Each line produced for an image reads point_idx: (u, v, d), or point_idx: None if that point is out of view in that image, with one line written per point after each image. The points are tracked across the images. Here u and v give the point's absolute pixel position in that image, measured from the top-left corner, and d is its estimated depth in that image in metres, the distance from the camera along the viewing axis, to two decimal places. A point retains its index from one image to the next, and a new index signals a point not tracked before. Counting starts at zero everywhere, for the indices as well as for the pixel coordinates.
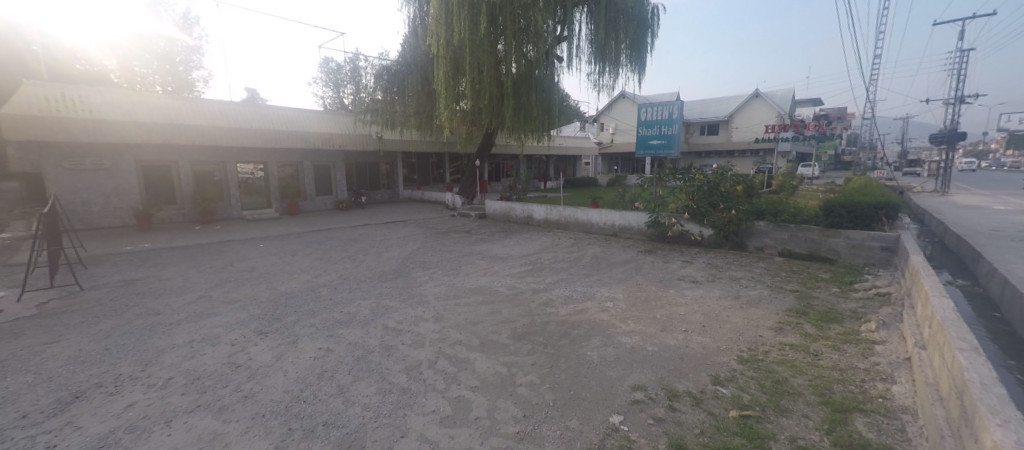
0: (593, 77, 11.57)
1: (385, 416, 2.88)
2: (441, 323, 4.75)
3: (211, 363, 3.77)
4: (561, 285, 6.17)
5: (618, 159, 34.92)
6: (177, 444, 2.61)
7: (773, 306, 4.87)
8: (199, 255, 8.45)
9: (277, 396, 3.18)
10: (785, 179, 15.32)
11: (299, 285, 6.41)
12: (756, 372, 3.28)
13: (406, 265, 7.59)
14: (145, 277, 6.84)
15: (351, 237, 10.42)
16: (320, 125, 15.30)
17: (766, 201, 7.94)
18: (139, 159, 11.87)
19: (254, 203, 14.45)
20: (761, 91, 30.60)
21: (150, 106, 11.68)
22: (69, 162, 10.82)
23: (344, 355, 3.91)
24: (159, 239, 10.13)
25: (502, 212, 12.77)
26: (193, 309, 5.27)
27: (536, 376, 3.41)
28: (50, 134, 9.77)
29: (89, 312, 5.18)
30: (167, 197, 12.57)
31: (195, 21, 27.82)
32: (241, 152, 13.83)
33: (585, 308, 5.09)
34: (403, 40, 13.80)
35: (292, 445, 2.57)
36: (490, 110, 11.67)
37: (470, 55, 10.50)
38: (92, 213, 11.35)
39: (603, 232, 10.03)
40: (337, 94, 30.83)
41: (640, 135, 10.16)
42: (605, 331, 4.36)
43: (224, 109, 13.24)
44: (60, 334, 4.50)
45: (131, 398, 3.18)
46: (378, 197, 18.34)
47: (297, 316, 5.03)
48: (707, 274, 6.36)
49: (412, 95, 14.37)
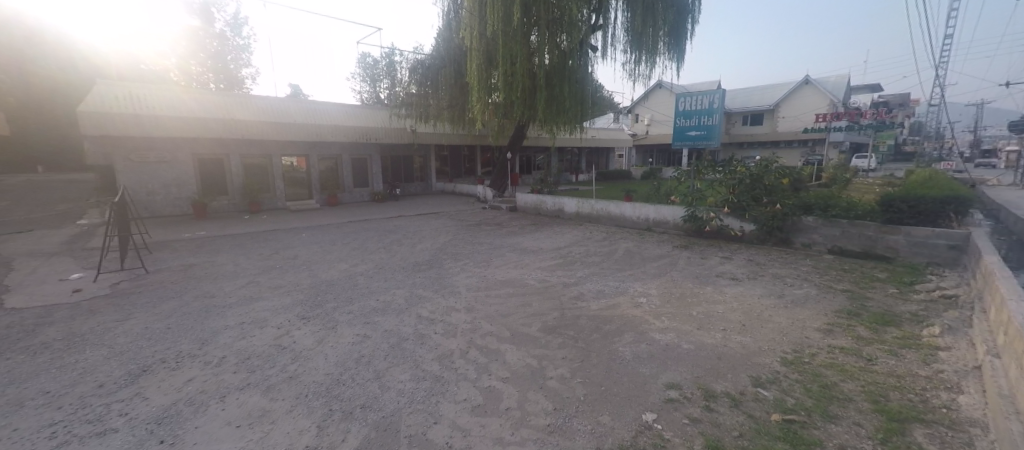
0: (628, 67, 11.25)
1: (419, 402, 2.97)
2: (473, 314, 4.81)
3: (260, 344, 4.02)
4: (593, 279, 6.09)
5: (654, 151, 33.84)
6: (229, 418, 2.80)
7: (820, 306, 4.59)
8: (248, 243, 9.00)
9: (318, 378, 3.35)
10: (837, 172, 14.31)
11: (338, 273, 6.69)
12: (801, 376, 3.11)
13: (439, 256, 7.74)
14: (200, 262, 7.37)
15: (386, 228, 10.75)
16: (359, 119, 15.81)
17: (815, 195, 7.45)
18: (195, 153, 12.71)
19: (298, 195, 15.20)
20: (812, 78, 28.64)
21: (205, 104, 12.49)
22: (135, 155, 11.78)
23: (380, 342, 4.05)
24: (212, 227, 10.85)
25: (533, 205, 12.72)
26: (243, 293, 5.64)
27: (567, 369, 3.40)
28: (117, 129, 10.64)
29: (153, 294, 5.64)
30: (221, 188, 13.39)
31: (243, 23, 29.59)
32: (285, 146, 14.51)
33: (618, 304, 5.00)
34: (437, 34, 14.00)
35: (332, 425, 2.70)
36: (522, 102, 11.59)
37: (503, 47, 10.44)
38: (155, 203, 12.32)
39: (637, 226, 9.78)
40: (373, 89, 31.69)
41: (678, 126, 9.80)
42: (638, 327, 4.27)
43: (271, 105, 13.94)
44: (129, 312, 4.95)
45: (190, 374, 3.44)
46: (412, 189, 18.75)
47: (336, 303, 5.27)
48: (748, 272, 6.08)
49: (445, 89, 14.54)
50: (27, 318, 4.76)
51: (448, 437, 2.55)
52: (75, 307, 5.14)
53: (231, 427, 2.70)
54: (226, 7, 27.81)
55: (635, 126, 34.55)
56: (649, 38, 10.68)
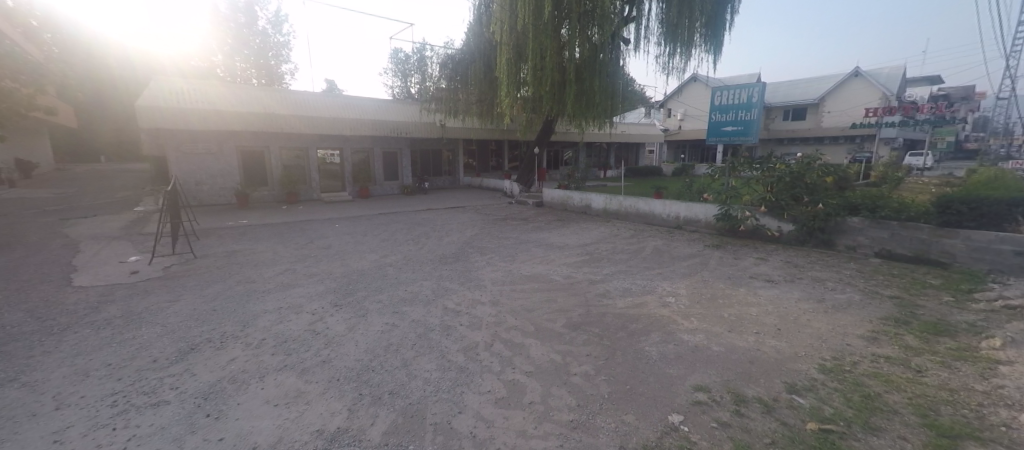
0: (662, 60, 10.97)
1: (444, 391, 3.04)
2: (498, 307, 4.86)
3: (296, 329, 4.23)
4: (620, 277, 6.00)
5: (686, 146, 32.78)
6: (268, 397, 2.97)
7: (864, 313, 4.34)
8: (286, 233, 9.44)
9: (349, 364, 3.49)
10: (888, 170, 13.41)
11: (368, 263, 6.92)
12: (842, 384, 2.95)
13: (465, 250, 7.84)
14: (242, 249, 7.80)
15: (415, 221, 10.99)
16: (390, 114, 16.15)
17: (863, 194, 7.01)
18: (238, 145, 13.38)
19: (332, 187, 15.73)
20: (863, 69, 26.81)
21: (248, 100, 13.14)
22: (186, 147, 12.55)
23: (408, 332, 4.16)
24: (253, 216, 11.43)
25: (560, 200, 12.63)
26: (281, 280, 5.93)
27: (591, 366, 3.38)
28: (167, 122, 11.30)
29: (200, 277, 6.03)
30: (261, 179, 14.04)
31: (284, 20, 30.80)
32: (321, 139, 15.00)
33: (645, 302, 4.91)
34: (468, 29, 14.10)
35: (362, 409, 2.81)
36: (551, 97, 11.47)
37: (533, 41, 10.36)
38: (202, 191, 13.09)
39: (667, 224, 9.55)
40: (405, 84, 32.36)
41: (712, 121, 9.47)
42: (666, 327, 4.18)
43: (308, 101, 14.50)
44: (179, 294, 5.31)
45: (233, 354, 3.66)
46: (440, 183, 19.07)
47: (366, 292, 5.45)
48: (785, 274, 5.82)
49: (475, 84, 14.64)
50: (92, 296, 5.19)
51: (472, 427, 2.60)
52: (132, 287, 5.57)
53: (269, 405, 2.86)
54: (268, 6, 28.98)
55: (667, 121, 33.59)
56: (685, 30, 10.36)
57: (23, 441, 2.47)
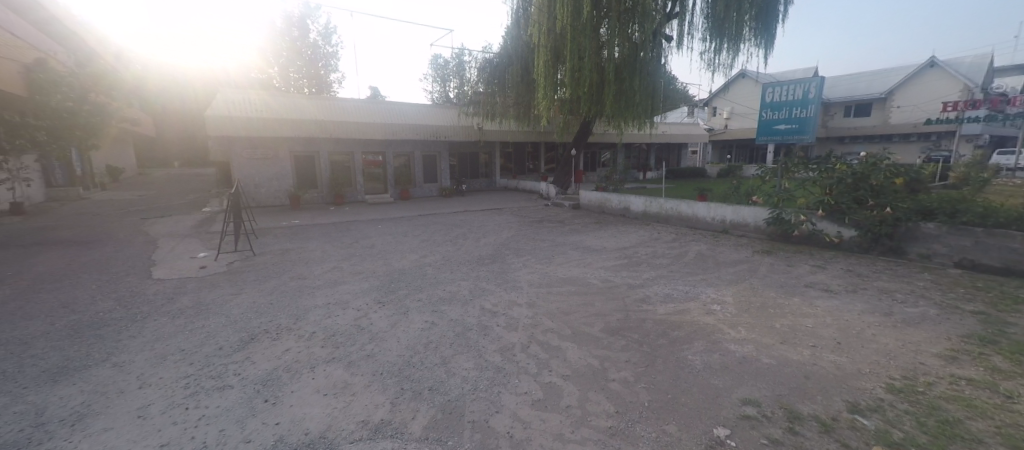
0: (707, 56, 10.55)
1: (482, 391, 3.08)
2: (535, 310, 4.85)
3: (343, 323, 4.45)
4: (660, 282, 5.81)
5: (733, 146, 31.21)
6: (318, 386, 3.14)
7: (941, 329, 3.92)
8: (334, 232, 9.95)
9: (392, 359, 3.62)
10: (972, 169, 12.06)
11: (409, 263, 7.14)
12: (913, 407, 2.69)
13: (502, 251, 7.91)
14: (295, 247, 8.31)
15: (453, 222, 11.23)
16: (430, 119, 16.64)
17: (939, 197, 6.35)
18: (292, 150, 14.26)
19: (375, 189, 16.38)
20: (939, 60, 24.39)
21: (302, 108, 14.04)
22: (248, 153, 13.57)
23: (446, 330, 4.25)
24: (304, 217, 12.14)
25: (597, 203, 12.42)
26: (330, 277, 6.27)
27: (630, 373, 3.30)
28: (232, 130, 12.32)
29: (258, 273, 6.49)
30: (312, 182, 14.87)
31: (333, 31, 32.45)
32: (366, 144, 15.68)
33: (688, 309, 4.72)
34: (505, 33, 14.27)
35: (404, 403, 2.90)
36: (589, 98, 11.30)
37: (571, 42, 10.30)
38: (260, 194, 14.07)
39: (712, 228, 9.13)
40: (444, 89, 33.21)
41: (764, 120, 8.94)
42: (710, 335, 4.00)
43: (354, 108, 15.26)
44: (241, 287, 5.76)
45: (287, 345, 3.91)
46: (477, 185, 19.37)
47: (407, 290, 5.64)
48: (845, 284, 5.39)
49: (512, 88, 14.78)
50: (167, 287, 5.75)
51: (509, 427, 2.61)
52: (201, 280, 6.10)
53: (320, 395, 3.02)
54: (319, 19, 30.62)
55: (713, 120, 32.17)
56: (732, 24, 9.94)
57: (114, 414, 2.77)
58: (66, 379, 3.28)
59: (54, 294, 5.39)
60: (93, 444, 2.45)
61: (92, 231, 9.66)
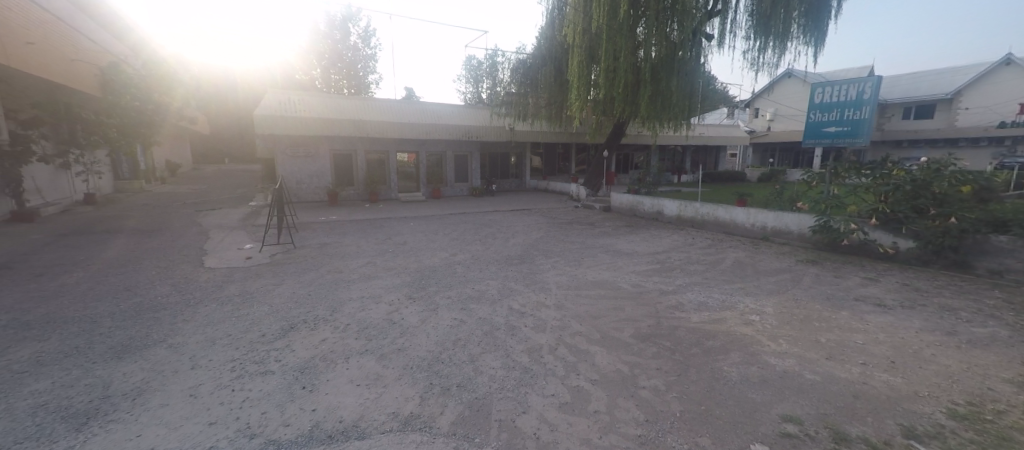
0: (750, 55, 10.16)
1: (509, 390, 3.09)
2: (563, 312, 4.81)
3: (375, 317, 4.59)
4: (694, 289, 5.62)
5: (776, 149, 29.73)
6: (352, 376, 3.26)
7: (1015, 353, 3.56)
8: (368, 228, 10.28)
9: (422, 353, 3.70)
10: None
11: (439, 260, 7.27)
12: (979, 436, 2.46)
13: (530, 252, 7.91)
14: (332, 242, 8.64)
15: (483, 222, 11.32)
16: (463, 119, 16.90)
17: (1013, 208, 5.81)
18: (331, 149, 14.82)
19: (408, 187, 16.76)
20: (1015, 57, 22.23)
21: (341, 108, 14.61)
22: (290, 151, 14.22)
23: (474, 328, 4.30)
24: (341, 213, 12.57)
25: (629, 205, 12.17)
26: (364, 271, 6.48)
27: (661, 381, 3.22)
28: (277, 128, 12.96)
29: (298, 265, 6.80)
30: (349, 180, 15.40)
31: (372, 34, 33.45)
32: (400, 143, 16.09)
33: (724, 318, 4.54)
34: (540, 33, 14.25)
35: (433, 398, 2.96)
36: (623, 98, 11.10)
37: (607, 42, 10.17)
38: (302, 190, 14.73)
39: (751, 235, 8.75)
40: (477, 90, 33.60)
41: (811, 121, 8.48)
42: (748, 347, 3.82)
43: (390, 109, 15.73)
44: (283, 278, 6.06)
45: (323, 335, 4.08)
46: (507, 185, 19.45)
47: (437, 287, 5.74)
48: (900, 299, 5.01)
49: (545, 88, 14.75)
50: (218, 276, 6.14)
51: (536, 428, 2.61)
52: (247, 270, 6.47)
53: (353, 384, 3.13)
54: (360, 22, 31.66)
55: (754, 121, 30.80)
56: (779, 22, 9.51)
57: (169, 391, 2.99)
58: (130, 356, 3.57)
59: (120, 278, 5.87)
60: (151, 419, 2.65)
61: (153, 221, 10.43)
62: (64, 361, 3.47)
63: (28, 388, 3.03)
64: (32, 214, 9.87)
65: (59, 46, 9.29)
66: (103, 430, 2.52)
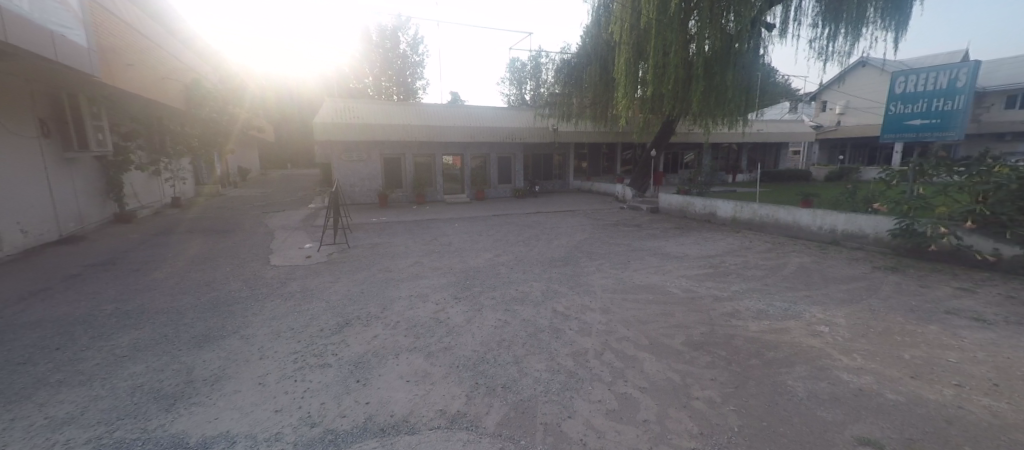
0: (818, 44, 9.48)
1: (554, 393, 3.05)
2: (609, 316, 4.69)
3: (423, 315, 4.73)
4: (753, 296, 5.26)
5: (847, 145, 27.18)
6: (403, 372, 3.38)
7: None
8: (416, 229, 10.64)
9: (467, 353, 3.76)
10: None
11: (484, 261, 7.36)
12: None
13: (575, 254, 7.80)
14: (382, 242, 9.03)
15: (526, 223, 11.34)
16: (507, 122, 17.08)
17: None
18: (381, 153, 15.50)
19: (453, 189, 17.16)
20: None
21: (391, 114, 15.30)
22: (345, 155, 14.99)
23: (519, 330, 4.30)
24: (392, 215, 13.10)
25: (679, 206, 11.65)
26: (412, 271, 6.71)
27: (716, 392, 3.03)
28: (333, 134, 13.78)
29: (352, 264, 7.18)
30: (398, 182, 16.02)
31: (421, 42, 34.71)
32: (446, 146, 16.53)
33: (787, 329, 4.20)
34: (585, 32, 14.07)
35: (478, 397, 2.99)
36: (673, 96, 10.65)
37: (656, 38, 9.82)
38: (355, 192, 15.50)
39: (818, 238, 8.04)
40: (520, 91, 33.78)
41: (891, 113, 7.66)
42: (816, 360, 3.51)
43: (436, 113, 16.24)
44: (338, 276, 6.43)
45: (375, 331, 4.27)
46: (550, 186, 19.34)
47: (482, 287, 5.82)
48: (1004, 314, 4.37)
49: (590, 87, 14.53)
50: (282, 273, 6.62)
51: (582, 434, 2.55)
52: (307, 268, 6.93)
53: (403, 381, 3.24)
54: (409, 30, 32.98)
55: (821, 116, 28.34)
56: (852, 6, 8.78)
57: (241, 379, 3.26)
58: (209, 345, 3.95)
59: (200, 274, 6.52)
60: (227, 403, 2.90)
61: (228, 222, 11.48)
62: (156, 347, 3.90)
63: (128, 370, 3.43)
64: (131, 215, 11.20)
65: (153, 67, 10.59)
66: (187, 412, 2.80)
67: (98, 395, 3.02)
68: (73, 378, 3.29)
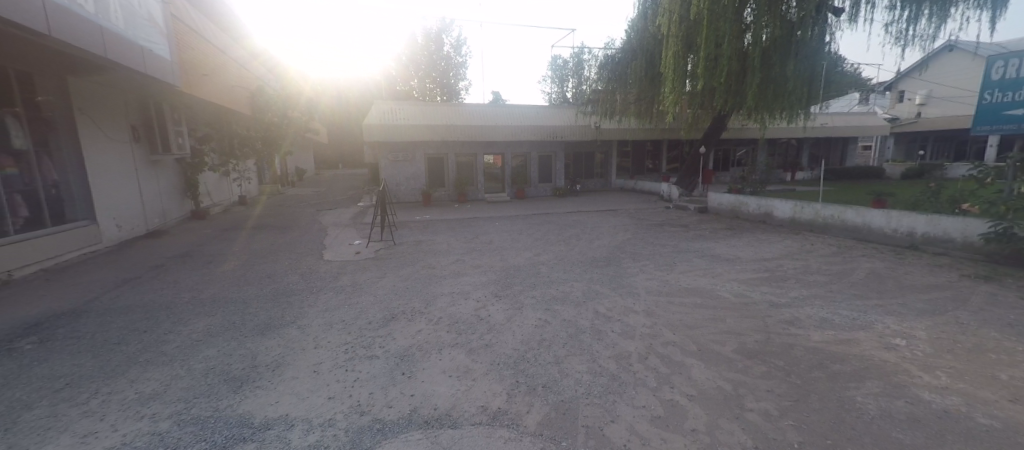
0: (896, 27, 8.52)
1: (596, 396, 2.99)
2: (654, 319, 4.52)
3: (465, 312, 4.81)
4: (815, 303, 4.86)
5: (929, 138, 24.28)
6: (446, 367, 3.46)
7: None
8: (459, 227, 10.86)
9: (508, 351, 3.78)
10: None
11: (524, 260, 7.37)
12: None
13: (617, 254, 7.60)
14: (426, 240, 9.28)
15: (567, 222, 11.21)
16: (547, 120, 17.01)
17: None
18: (426, 153, 15.91)
19: (494, 188, 17.33)
20: None
21: (435, 115, 15.72)
22: (391, 156, 15.51)
23: (559, 330, 4.26)
24: (435, 213, 13.44)
25: (730, 206, 11.03)
26: (454, 268, 6.85)
27: (773, 405, 2.83)
28: (381, 136, 14.36)
29: (397, 260, 7.45)
30: (441, 181, 16.40)
31: (464, 43, 35.36)
32: (487, 145, 16.71)
33: (856, 340, 3.84)
34: (630, 26, 13.70)
35: (519, 395, 3.00)
36: (725, 89, 10.09)
37: (707, 28, 9.33)
38: (401, 191, 16.04)
39: (893, 242, 7.31)
40: (562, 89, 33.49)
41: (982, 104, 6.80)
42: (890, 376, 3.18)
43: (477, 113, 16.51)
44: (385, 272, 6.69)
45: (419, 326, 4.40)
46: (592, 185, 19.01)
47: (522, 286, 5.82)
48: None
49: (634, 83, 14.12)
50: (334, 267, 7.00)
51: (626, 440, 2.48)
52: (356, 263, 7.29)
53: (446, 375, 3.32)
54: (452, 32, 33.75)
55: (899, 107, 26.03)
56: None
57: (298, 366, 3.48)
58: (270, 333, 4.25)
59: (262, 267, 7.05)
60: (286, 388, 3.11)
61: (286, 220, 12.31)
62: (226, 333, 4.26)
63: (202, 353, 3.78)
64: (204, 212, 12.30)
65: (224, 76, 11.59)
66: (252, 394, 3.03)
67: (178, 375, 3.35)
68: (157, 358, 3.67)
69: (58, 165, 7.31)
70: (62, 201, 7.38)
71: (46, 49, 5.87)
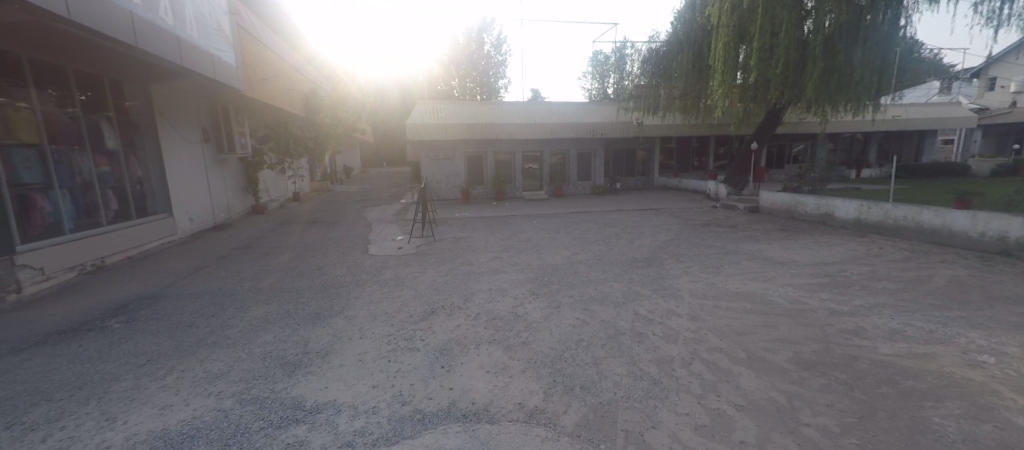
0: (987, 6, 7.59)
1: (636, 400, 2.90)
2: (698, 323, 4.32)
3: (502, 309, 4.83)
4: (883, 312, 4.44)
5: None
6: (484, 363, 3.49)
7: None
8: (497, 225, 10.92)
9: (545, 349, 3.75)
10: None
11: (562, 259, 7.28)
12: None
13: (659, 255, 7.33)
14: (464, 237, 9.42)
15: (606, 221, 10.96)
16: (588, 117, 16.75)
17: None
18: (465, 152, 16.12)
19: (532, 186, 17.28)
20: None
21: (474, 114, 15.92)
22: (432, 154, 15.88)
23: (598, 330, 4.17)
24: (473, 211, 13.60)
25: (784, 205, 10.33)
26: (492, 265, 6.90)
27: (833, 421, 2.61)
28: (423, 134, 14.75)
29: (437, 257, 7.62)
30: (479, 179, 16.56)
31: (504, 41, 35.52)
32: (526, 143, 16.68)
33: (933, 355, 3.46)
34: (677, 17, 13.21)
35: (556, 395, 2.96)
36: (782, 80, 9.43)
37: (762, 16, 8.80)
38: (441, 189, 16.39)
39: (980, 247, 6.53)
40: (603, 85, 32.73)
41: None
42: (975, 397, 2.83)
43: (517, 111, 16.61)
44: (425, 267, 6.86)
45: (458, 321, 4.48)
46: (633, 183, 18.47)
47: (559, 285, 5.76)
48: None
49: (680, 76, 13.58)
50: (377, 262, 7.28)
51: (668, 447, 2.39)
52: (398, 258, 7.53)
53: (484, 370, 3.36)
54: (493, 31, 34.00)
55: (989, 96, 23.16)
56: None
57: (346, 355, 3.66)
58: (320, 322, 4.49)
59: (312, 260, 7.47)
60: (335, 375, 3.27)
61: (334, 215, 12.95)
62: (281, 321, 4.55)
63: (261, 338, 4.06)
64: (262, 207, 13.23)
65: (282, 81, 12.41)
66: (304, 379, 3.22)
67: (240, 358, 3.62)
68: (222, 341, 3.99)
69: (142, 163, 8.13)
70: (145, 196, 8.19)
71: (133, 58, 6.55)
